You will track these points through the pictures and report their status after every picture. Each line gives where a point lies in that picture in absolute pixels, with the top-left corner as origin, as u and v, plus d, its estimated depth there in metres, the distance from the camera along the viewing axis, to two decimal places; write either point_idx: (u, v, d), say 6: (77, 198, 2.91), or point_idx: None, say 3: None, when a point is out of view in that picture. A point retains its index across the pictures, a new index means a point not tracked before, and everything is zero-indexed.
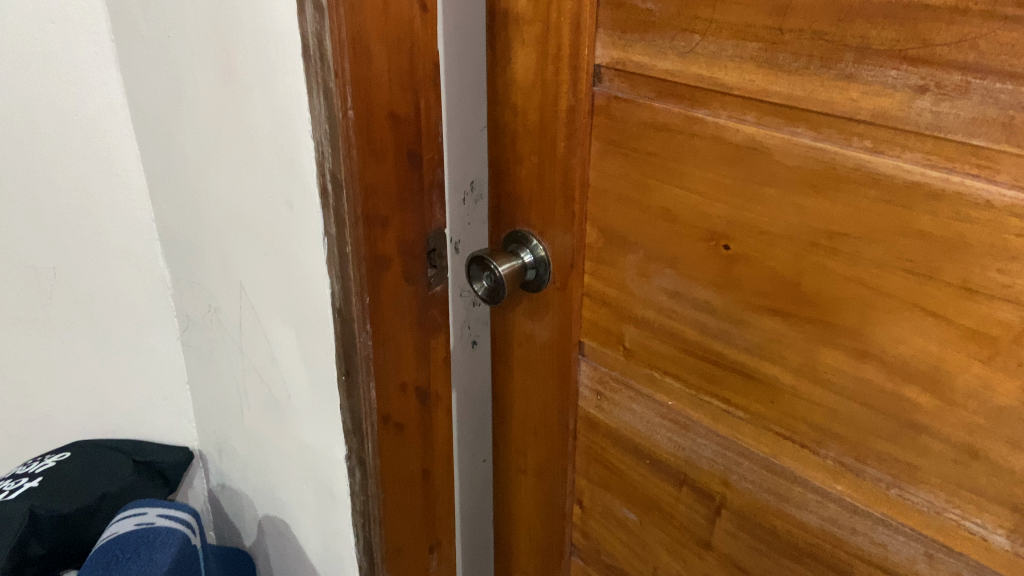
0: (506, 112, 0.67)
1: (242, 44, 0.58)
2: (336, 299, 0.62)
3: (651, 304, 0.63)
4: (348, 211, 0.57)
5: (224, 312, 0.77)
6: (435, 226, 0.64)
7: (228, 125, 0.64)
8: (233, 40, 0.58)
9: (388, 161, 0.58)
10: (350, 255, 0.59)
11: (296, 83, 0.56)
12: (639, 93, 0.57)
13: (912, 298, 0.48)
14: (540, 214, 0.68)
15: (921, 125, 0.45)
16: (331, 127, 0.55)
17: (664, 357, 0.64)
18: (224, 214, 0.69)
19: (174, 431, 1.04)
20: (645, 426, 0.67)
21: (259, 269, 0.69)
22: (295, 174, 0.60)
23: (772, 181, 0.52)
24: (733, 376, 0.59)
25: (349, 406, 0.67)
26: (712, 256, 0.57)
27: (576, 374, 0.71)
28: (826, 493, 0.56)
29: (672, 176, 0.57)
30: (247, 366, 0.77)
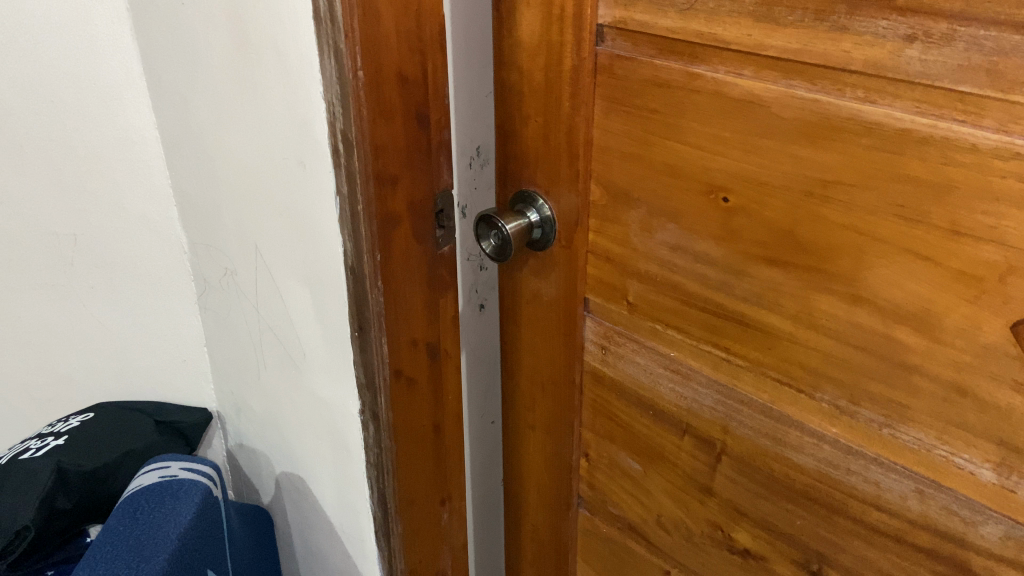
0: (512, 74, 0.68)
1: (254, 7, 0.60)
2: (348, 257, 0.65)
3: (654, 257, 0.65)
4: (359, 169, 0.59)
5: (240, 273, 0.79)
6: (443, 186, 0.66)
7: (242, 88, 0.65)
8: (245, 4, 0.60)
9: (397, 121, 0.60)
10: (362, 213, 0.61)
11: (309, 45, 0.58)
12: (641, 50, 0.59)
13: (903, 242, 0.50)
14: (546, 173, 0.70)
15: (911, 74, 0.46)
16: (342, 88, 0.57)
17: (666, 310, 0.66)
18: (239, 176, 0.71)
19: (192, 393, 1.07)
20: (649, 377, 0.69)
21: (274, 229, 0.71)
22: (307, 134, 0.62)
23: (769, 133, 0.54)
24: (733, 325, 0.61)
25: (362, 361, 0.69)
26: (712, 209, 0.59)
27: (581, 330, 0.73)
28: (822, 436, 0.59)
29: (673, 132, 0.59)
30: (263, 327, 0.79)
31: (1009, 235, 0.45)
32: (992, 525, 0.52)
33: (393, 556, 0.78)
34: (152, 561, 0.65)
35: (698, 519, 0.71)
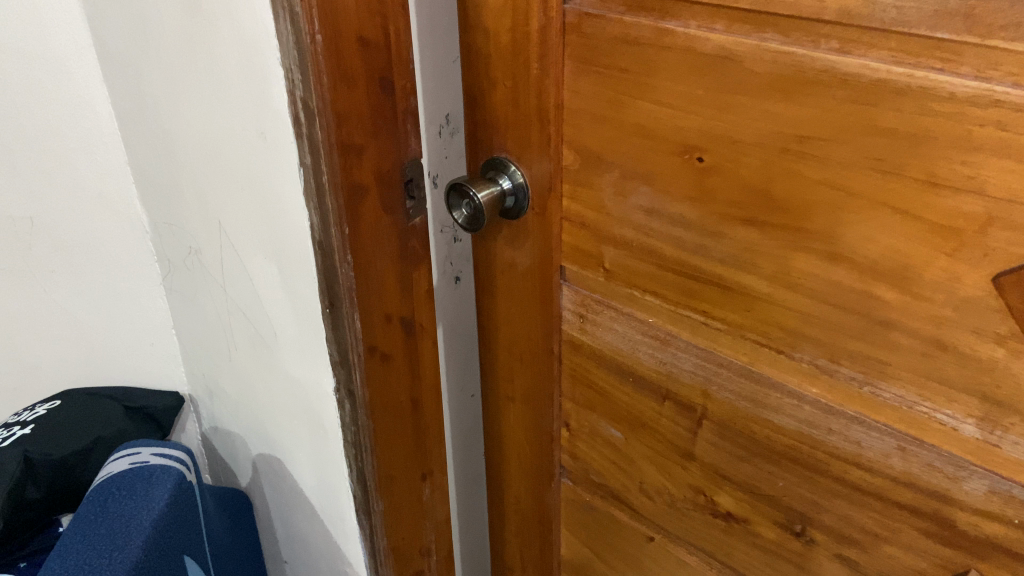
0: (478, 37, 0.66)
1: None
2: (315, 231, 0.63)
3: (628, 221, 0.63)
4: (322, 139, 0.58)
5: (205, 251, 0.75)
6: (411, 156, 0.65)
7: (196, 56, 0.63)
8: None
9: (360, 87, 0.59)
10: (327, 185, 0.60)
11: (262, 10, 0.55)
12: (609, 8, 0.57)
13: (879, 197, 0.49)
14: (516, 140, 0.68)
15: (886, 22, 0.45)
16: (299, 53, 0.55)
17: (643, 275, 0.64)
18: (196, 152, 0.69)
19: (163, 376, 1.05)
20: (627, 344, 0.68)
21: (235, 205, 0.68)
22: (266, 103, 0.60)
23: (742, 89, 0.52)
24: (710, 288, 0.60)
25: (334, 337, 0.67)
26: (686, 168, 0.58)
27: (558, 298, 0.72)
28: (802, 396, 0.58)
29: (644, 91, 0.58)
30: (230, 308, 0.76)
31: (988, 184, 0.44)
32: (975, 481, 0.51)
33: (375, 534, 0.77)
34: (125, 550, 0.63)
35: (680, 485, 0.70)
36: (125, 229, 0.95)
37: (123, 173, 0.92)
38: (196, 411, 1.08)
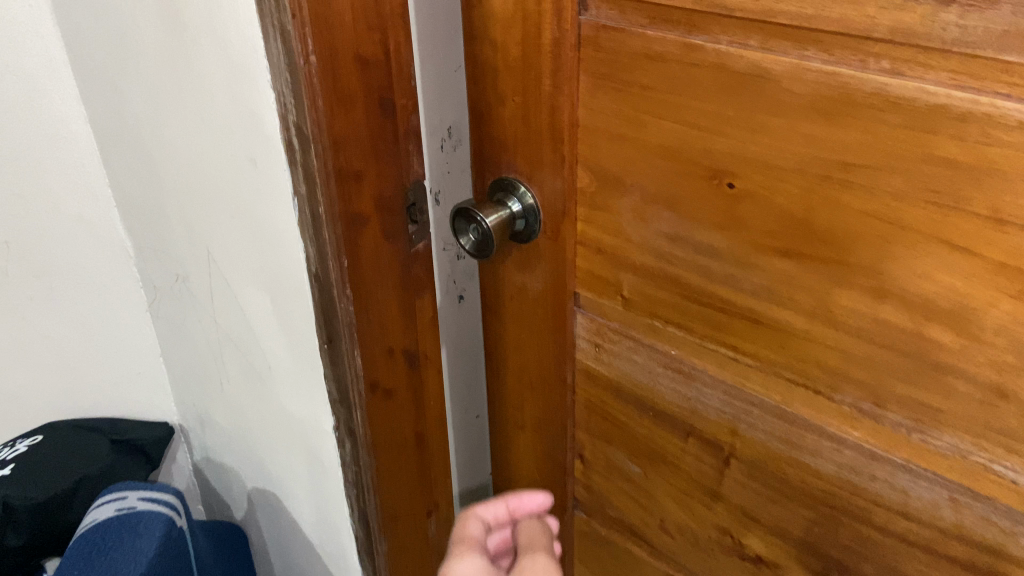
0: (484, 48, 0.61)
1: None
2: (311, 263, 0.58)
3: (649, 248, 0.59)
4: (318, 167, 0.53)
5: (193, 280, 0.70)
6: (413, 178, 0.60)
7: (179, 76, 0.58)
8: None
9: (358, 108, 0.54)
10: (323, 216, 0.55)
11: (250, 28, 0.50)
12: (630, 20, 0.53)
13: (935, 231, 0.44)
14: (526, 159, 0.63)
15: (947, 41, 0.40)
16: (292, 76, 0.50)
17: (664, 304, 0.60)
18: (182, 177, 0.64)
19: (151, 404, 1.01)
20: (647, 376, 0.64)
21: (225, 234, 0.63)
22: (256, 128, 0.55)
23: (780, 111, 0.48)
24: (740, 322, 0.56)
25: (333, 374, 0.63)
26: (715, 194, 0.53)
27: (572, 326, 0.68)
28: (842, 440, 0.53)
29: (668, 110, 0.53)
30: (222, 340, 0.71)
31: None
32: None
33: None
34: None
35: (704, 524, 0.66)
36: (108, 251, 0.90)
37: (105, 195, 0.87)
38: (187, 441, 1.05)
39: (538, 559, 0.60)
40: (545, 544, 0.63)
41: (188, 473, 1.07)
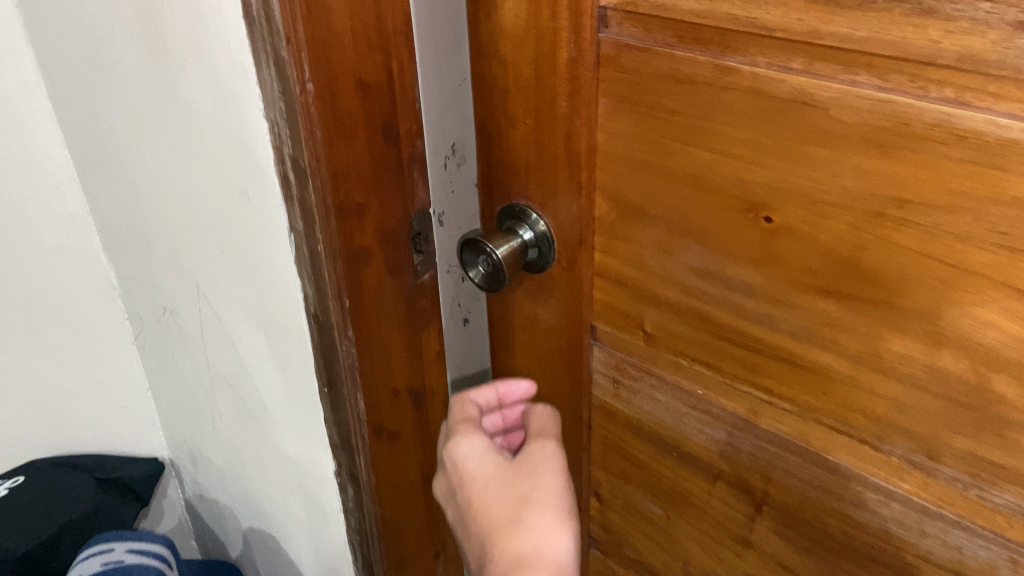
0: (493, 66, 0.56)
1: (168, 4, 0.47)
2: (310, 303, 0.54)
3: (675, 281, 0.54)
4: (316, 204, 0.49)
5: (181, 314, 0.65)
6: (419, 206, 0.56)
7: (164, 102, 0.53)
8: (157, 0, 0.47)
9: (359, 138, 0.49)
10: (323, 254, 0.51)
11: (240, 53, 0.45)
12: (655, 38, 0.48)
13: (1002, 277, 0.40)
14: (539, 185, 0.58)
15: (1022, 70, 0.36)
16: (287, 105, 0.45)
17: (691, 342, 0.56)
18: (169, 207, 0.59)
19: (138, 435, 0.96)
20: (671, 416, 0.60)
21: (215, 269, 0.59)
22: (247, 159, 0.50)
23: (825, 141, 0.43)
24: (776, 364, 0.52)
25: (333, 418, 0.58)
26: (750, 229, 0.49)
27: (588, 361, 0.63)
28: (890, 493, 0.50)
29: (697, 137, 0.48)
30: (212, 377, 0.67)
31: None
32: None
33: None
34: None
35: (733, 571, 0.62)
36: (88, 280, 0.85)
37: (84, 222, 0.82)
38: (178, 476, 1.01)
39: (546, 445, 0.56)
40: (551, 431, 0.58)
41: (180, 506, 1.03)
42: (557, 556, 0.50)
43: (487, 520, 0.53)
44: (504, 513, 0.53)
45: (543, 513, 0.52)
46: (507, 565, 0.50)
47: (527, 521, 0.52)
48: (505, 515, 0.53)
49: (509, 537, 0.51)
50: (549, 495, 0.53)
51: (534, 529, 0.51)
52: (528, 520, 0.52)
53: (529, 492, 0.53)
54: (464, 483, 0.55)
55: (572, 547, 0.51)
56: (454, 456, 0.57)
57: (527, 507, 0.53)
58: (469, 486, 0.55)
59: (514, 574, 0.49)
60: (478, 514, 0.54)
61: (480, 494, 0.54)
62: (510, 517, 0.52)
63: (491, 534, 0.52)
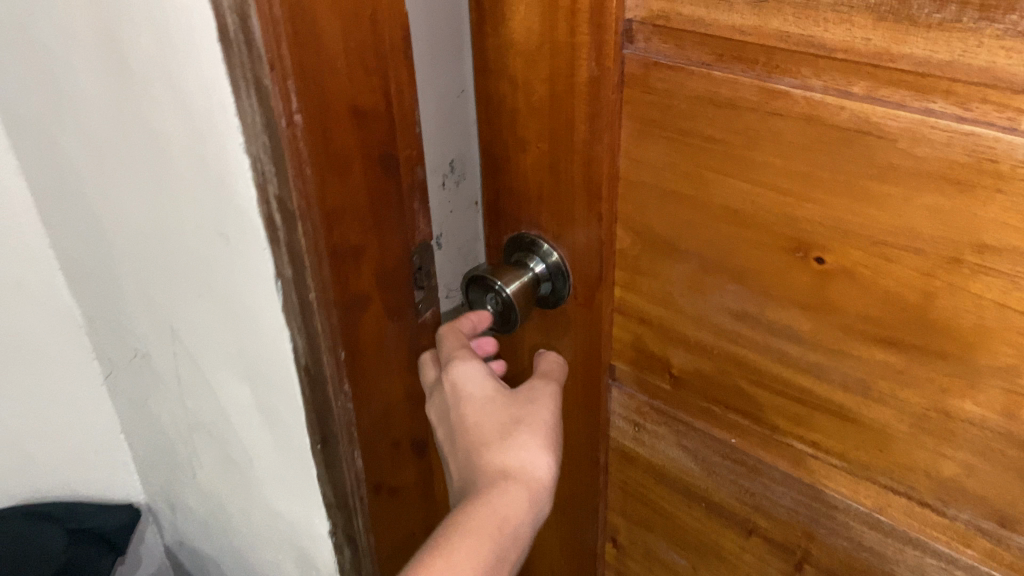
0: (501, 84, 0.50)
1: (132, 25, 0.41)
2: (300, 355, 0.48)
3: (708, 323, 0.49)
4: (307, 249, 0.43)
5: (155, 359, 0.59)
6: (421, 238, 0.50)
7: (131, 132, 0.46)
8: (118, 18, 0.41)
9: (355, 173, 0.43)
10: (314, 303, 0.45)
11: (215, 81, 0.39)
12: (689, 56, 0.42)
13: None
14: (552, 214, 0.52)
15: None
16: (271, 141, 0.39)
17: (724, 389, 0.50)
18: (138, 244, 0.52)
19: (112, 480, 0.88)
20: (700, 465, 0.54)
21: (192, 313, 0.52)
22: (226, 198, 0.44)
23: (891, 176, 0.38)
24: (823, 417, 0.46)
25: (328, 476, 0.53)
26: (797, 270, 0.43)
27: (606, 403, 0.58)
28: (952, 559, 0.45)
29: (738, 167, 0.43)
30: (191, 426, 0.61)
31: None
32: None
33: None
34: None
35: None
36: (50, 320, 0.77)
37: (46, 256, 0.74)
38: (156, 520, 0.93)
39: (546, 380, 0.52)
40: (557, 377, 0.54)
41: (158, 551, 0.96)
42: (540, 474, 0.47)
43: (474, 437, 0.48)
44: (494, 428, 0.48)
45: (534, 431, 0.48)
46: (489, 477, 0.46)
47: (515, 436, 0.48)
48: (494, 430, 0.48)
49: (496, 450, 0.47)
50: (544, 414, 0.49)
51: (523, 447, 0.47)
52: (520, 437, 0.48)
53: (524, 411, 0.49)
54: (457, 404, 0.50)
55: (554, 471, 0.48)
56: (451, 380, 0.50)
57: (519, 425, 0.48)
58: (463, 409, 0.49)
59: (500, 486, 0.45)
60: (467, 434, 0.49)
61: (472, 411, 0.49)
62: (499, 432, 0.48)
63: (477, 449, 0.48)
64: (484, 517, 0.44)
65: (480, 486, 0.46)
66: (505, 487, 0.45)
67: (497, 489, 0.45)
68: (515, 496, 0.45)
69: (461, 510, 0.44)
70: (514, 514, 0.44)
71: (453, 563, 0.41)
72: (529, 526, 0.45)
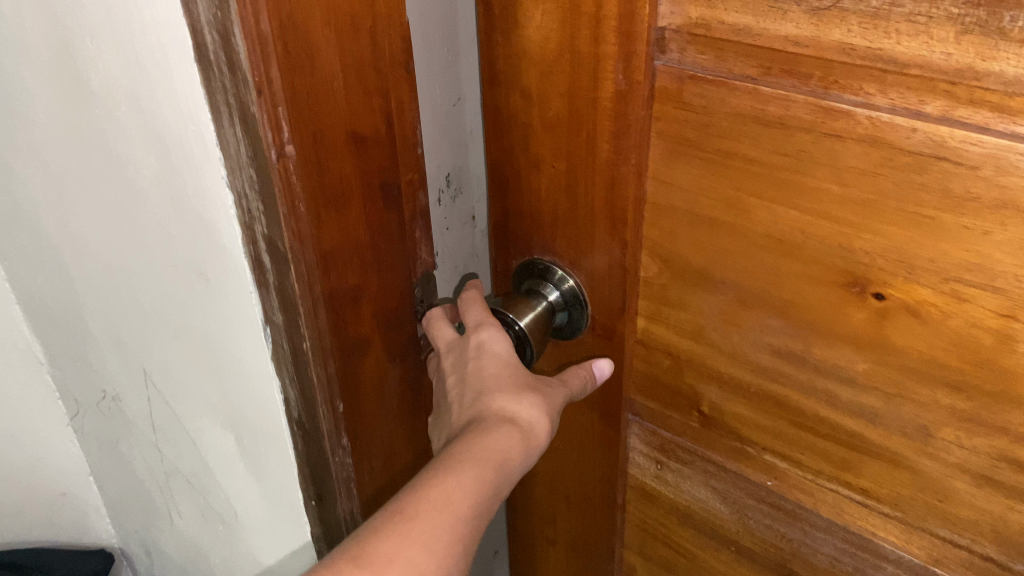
0: (513, 96, 0.45)
1: (96, 40, 0.35)
2: (292, 408, 0.42)
3: (744, 360, 0.44)
4: (300, 295, 0.37)
5: (126, 402, 0.53)
6: (422, 268, 0.45)
7: (95, 160, 0.41)
8: (79, 33, 0.35)
9: (353, 206, 0.38)
10: (309, 353, 0.39)
11: (192, 106, 0.34)
12: (731, 69, 0.37)
13: None
14: (569, 237, 0.47)
15: None
16: (259, 174, 0.34)
17: (762, 429, 0.46)
18: (104, 281, 0.47)
19: (81, 525, 0.81)
20: (731, 508, 0.50)
21: (167, 357, 0.47)
22: (205, 235, 0.38)
23: (968, 209, 0.34)
24: (876, 464, 0.42)
25: (324, 534, 0.47)
26: (852, 307, 0.39)
27: (625, 439, 0.53)
28: None
29: (787, 193, 0.38)
30: (168, 473, 0.55)
31: None
32: None
33: None
34: None
35: None
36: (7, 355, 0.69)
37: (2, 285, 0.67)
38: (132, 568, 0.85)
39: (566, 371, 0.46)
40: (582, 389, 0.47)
41: None
42: (542, 430, 0.42)
43: (478, 382, 0.43)
44: (500, 374, 0.43)
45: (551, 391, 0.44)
46: (492, 420, 0.41)
47: (521, 384, 0.43)
48: (503, 377, 0.43)
49: (509, 397, 0.42)
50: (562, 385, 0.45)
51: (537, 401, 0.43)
52: (537, 392, 0.43)
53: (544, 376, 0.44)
54: (463, 352, 0.44)
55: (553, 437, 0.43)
56: (470, 339, 0.44)
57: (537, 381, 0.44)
58: (484, 359, 0.43)
59: (507, 432, 0.41)
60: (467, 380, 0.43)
61: (477, 357, 0.44)
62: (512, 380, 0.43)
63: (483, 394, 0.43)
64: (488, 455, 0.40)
65: (475, 428, 0.41)
66: (502, 431, 0.41)
67: (495, 432, 0.40)
68: (512, 441, 0.41)
69: (454, 448, 0.40)
70: (513, 463, 0.40)
71: (453, 490, 0.38)
72: (520, 472, 0.41)
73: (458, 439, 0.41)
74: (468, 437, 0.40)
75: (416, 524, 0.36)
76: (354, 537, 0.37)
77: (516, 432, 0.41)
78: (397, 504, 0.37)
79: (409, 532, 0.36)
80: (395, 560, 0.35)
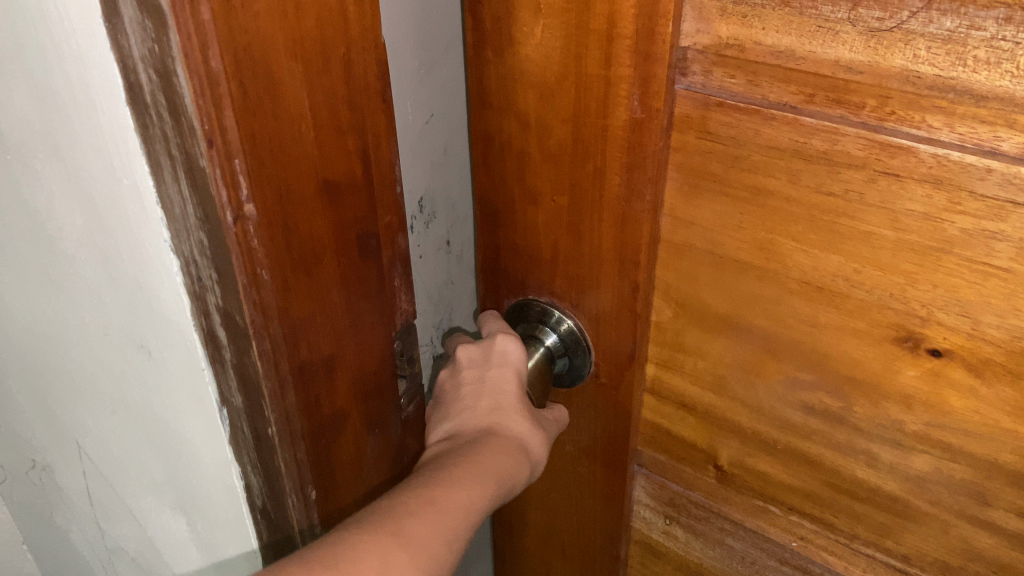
0: (507, 119, 0.40)
1: (12, 76, 0.29)
2: (254, 495, 0.36)
3: (770, 415, 0.40)
4: (265, 376, 0.31)
5: (59, 475, 0.46)
6: (404, 318, 0.38)
7: (13, 213, 0.34)
8: None
9: (326, 266, 0.31)
10: (275, 441, 0.33)
11: (124, 160, 0.27)
12: (767, 96, 0.32)
13: None
14: (569, 276, 0.42)
15: None
16: (213, 240, 0.27)
17: (789, 488, 0.41)
18: (26, 343, 0.40)
19: None
20: (750, 568, 0.46)
21: (104, 431, 0.40)
22: (143, 306, 0.32)
23: None
24: (921, 530, 0.38)
25: None
26: (903, 364, 0.34)
27: (631, 492, 0.48)
28: None
29: (829, 237, 0.33)
30: (111, 552, 0.48)
31: None
32: None
33: None
34: None
35: None
36: None
37: None
38: None
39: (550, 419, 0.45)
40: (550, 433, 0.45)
41: None
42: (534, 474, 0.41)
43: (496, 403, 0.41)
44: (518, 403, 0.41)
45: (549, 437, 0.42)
46: (506, 444, 0.40)
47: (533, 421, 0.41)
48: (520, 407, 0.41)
49: (526, 428, 0.41)
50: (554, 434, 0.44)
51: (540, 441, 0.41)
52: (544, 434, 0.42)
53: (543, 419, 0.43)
54: (488, 357, 0.42)
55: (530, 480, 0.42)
56: (497, 346, 0.42)
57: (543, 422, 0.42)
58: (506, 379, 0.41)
59: (513, 463, 0.39)
60: (490, 388, 0.41)
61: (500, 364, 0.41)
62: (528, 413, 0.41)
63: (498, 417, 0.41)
64: (499, 483, 0.38)
65: (491, 446, 0.39)
66: (515, 457, 0.39)
67: (512, 461, 0.39)
68: (522, 470, 0.40)
69: (473, 460, 0.38)
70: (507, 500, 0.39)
71: (473, 501, 0.36)
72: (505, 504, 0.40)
73: (473, 449, 0.39)
74: (486, 449, 0.39)
75: (447, 518, 0.35)
76: (369, 509, 0.34)
77: (520, 468, 0.40)
78: (427, 491, 0.36)
79: (442, 522, 0.35)
80: (429, 547, 0.34)
